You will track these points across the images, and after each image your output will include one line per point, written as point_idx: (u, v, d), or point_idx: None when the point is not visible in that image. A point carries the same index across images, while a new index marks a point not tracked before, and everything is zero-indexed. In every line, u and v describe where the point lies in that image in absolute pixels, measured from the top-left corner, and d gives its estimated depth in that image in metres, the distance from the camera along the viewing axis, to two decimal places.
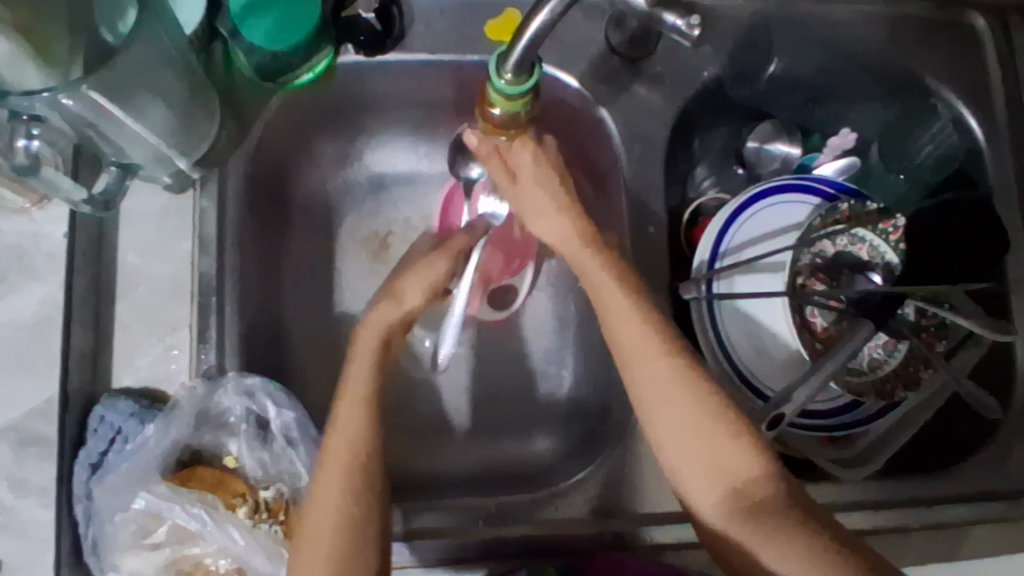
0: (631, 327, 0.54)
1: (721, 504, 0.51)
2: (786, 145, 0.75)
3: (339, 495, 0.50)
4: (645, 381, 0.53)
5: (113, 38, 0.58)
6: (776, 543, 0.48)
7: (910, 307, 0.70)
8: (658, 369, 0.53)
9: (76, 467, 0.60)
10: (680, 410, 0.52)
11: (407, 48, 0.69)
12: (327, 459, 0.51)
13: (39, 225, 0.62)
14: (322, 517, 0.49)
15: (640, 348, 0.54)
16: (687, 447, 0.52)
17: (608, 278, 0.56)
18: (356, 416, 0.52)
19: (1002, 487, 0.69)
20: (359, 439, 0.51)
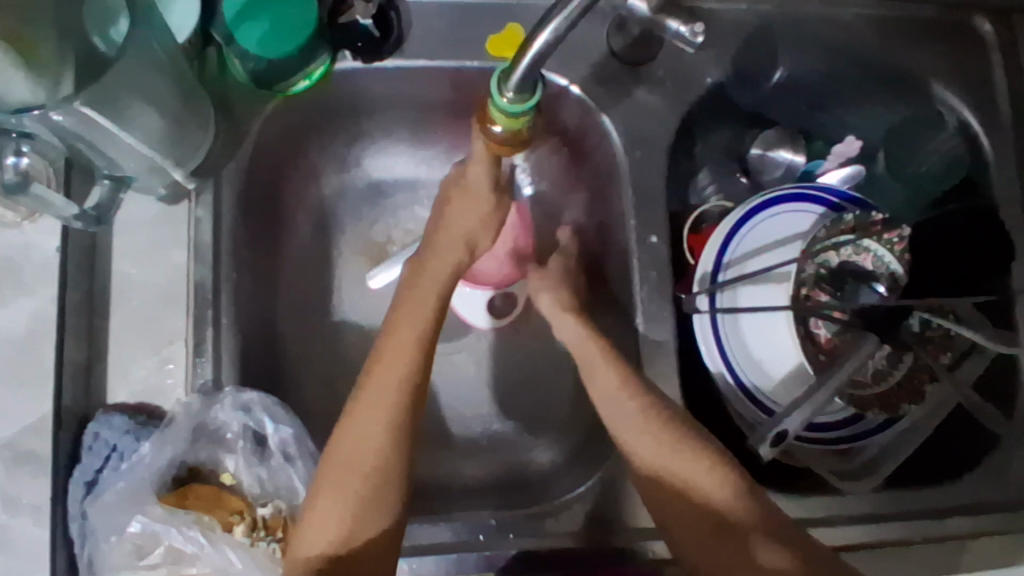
0: (604, 378, 0.60)
1: (703, 526, 0.55)
2: (790, 153, 0.73)
3: (370, 460, 0.53)
4: (617, 420, 0.59)
5: (104, 47, 0.56)
6: (757, 554, 0.52)
7: (915, 318, 0.68)
8: (630, 414, 0.58)
9: (71, 485, 0.59)
10: (654, 450, 0.57)
11: (405, 53, 0.68)
12: (360, 415, 0.54)
13: (30, 237, 0.61)
14: (346, 478, 0.53)
15: (607, 389, 0.60)
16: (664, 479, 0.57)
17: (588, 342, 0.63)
18: (393, 388, 0.55)
19: (1006, 498, 0.68)
20: (395, 411, 0.54)
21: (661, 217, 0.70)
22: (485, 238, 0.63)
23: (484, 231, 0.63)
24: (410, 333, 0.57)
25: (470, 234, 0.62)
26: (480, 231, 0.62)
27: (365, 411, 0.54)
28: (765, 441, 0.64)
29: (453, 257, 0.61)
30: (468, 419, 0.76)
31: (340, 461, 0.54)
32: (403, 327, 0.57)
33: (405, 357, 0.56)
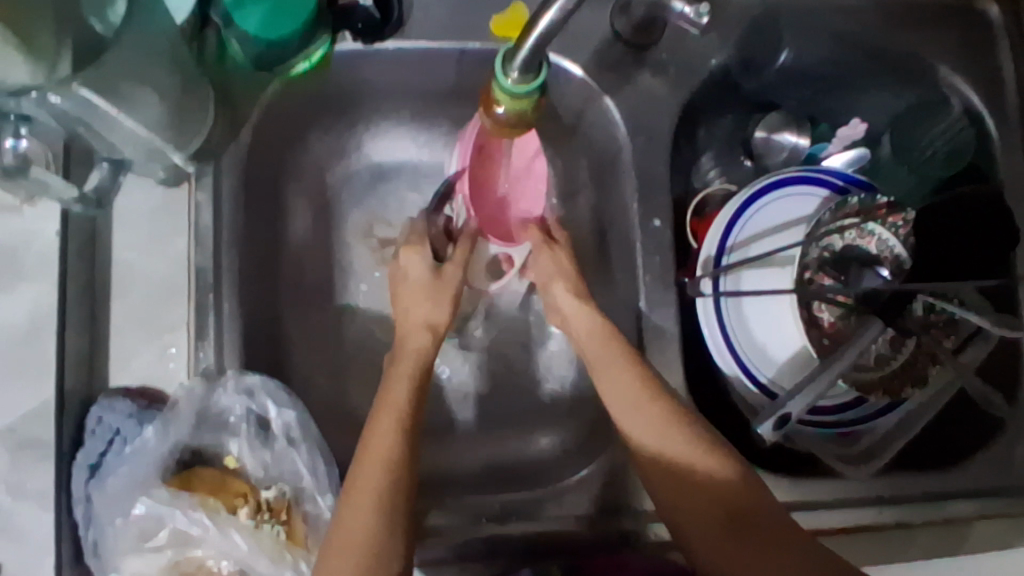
0: (621, 380, 0.58)
1: (703, 523, 0.53)
2: (795, 135, 0.72)
3: (367, 535, 0.49)
4: (618, 401, 0.58)
5: (101, 29, 0.54)
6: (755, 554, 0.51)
7: (919, 301, 0.68)
8: (633, 396, 0.57)
9: (75, 469, 0.59)
10: (671, 452, 0.55)
11: (405, 35, 0.67)
12: (357, 488, 0.51)
13: (29, 224, 0.60)
14: (345, 555, 0.49)
15: (612, 373, 0.59)
16: (678, 481, 0.55)
17: (603, 341, 0.61)
18: (384, 463, 0.52)
19: (1009, 484, 0.68)
20: (391, 486, 0.51)
21: (665, 202, 0.69)
22: (444, 316, 0.64)
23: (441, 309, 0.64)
24: (393, 416, 0.55)
25: (431, 320, 0.63)
26: (435, 309, 0.64)
27: (360, 490, 0.51)
28: (767, 424, 0.63)
29: (419, 342, 0.61)
30: (471, 404, 0.75)
31: (338, 540, 0.49)
32: (386, 411, 0.55)
33: (389, 440, 0.53)
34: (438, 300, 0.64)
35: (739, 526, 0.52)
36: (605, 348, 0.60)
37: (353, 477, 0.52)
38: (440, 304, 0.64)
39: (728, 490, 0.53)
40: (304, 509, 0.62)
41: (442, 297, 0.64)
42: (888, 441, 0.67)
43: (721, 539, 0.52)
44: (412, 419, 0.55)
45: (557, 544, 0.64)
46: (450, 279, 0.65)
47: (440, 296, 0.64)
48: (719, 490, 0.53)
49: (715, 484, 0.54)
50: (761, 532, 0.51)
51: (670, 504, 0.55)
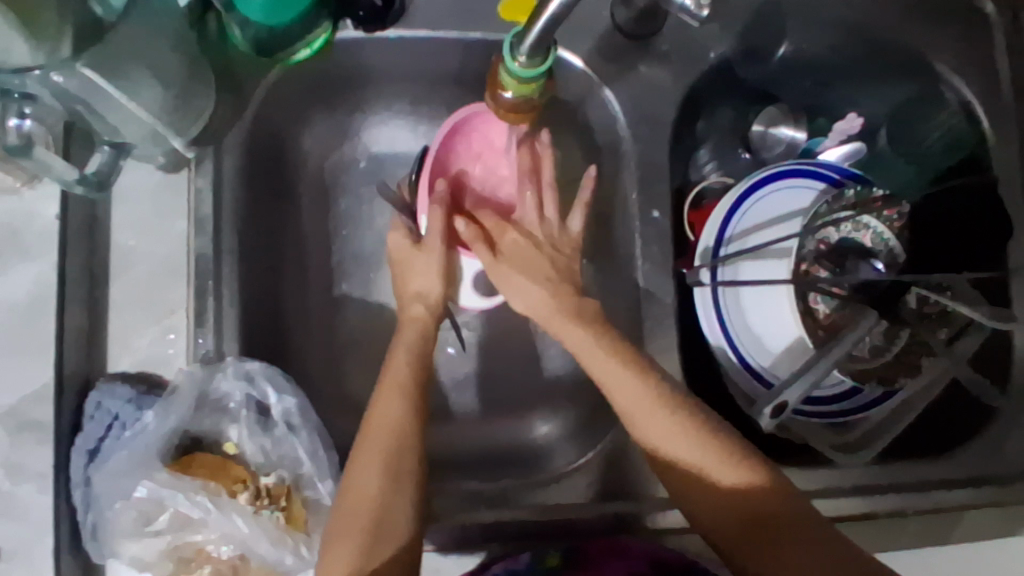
0: (623, 384, 0.56)
1: (724, 519, 0.53)
2: (792, 129, 0.73)
3: (373, 500, 0.51)
4: (625, 399, 0.56)
5: (103, 13, 0.54)
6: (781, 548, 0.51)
7: (913, 295, 0.69)
8: (637, 393, 0.55)
9: (74, 453, 0.59)
10: (684, 449, 0.54)
11: (407, 23, 0.67)
12: (363, 453, 0.53)
13: (29, 205, 0.61)
14: (352, 524, 0.51)
15: (613, 373, 0.56)
16: (697, 477, 0.54)
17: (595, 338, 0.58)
18: (390, 428, 0.54)
19: (999, 472, 0.69)
20: (398, 452, 0.53)
21: (664, 193, 0.70)
22: (437, 287, 0.63)
23: (434, 280, 0.63)
24: (402, 379, 0.56)
25: (433, 291, 0.62)
26: (434, 285, 0.62)
27: (364, 460, 0.53)
28: (765, 411, 0.64)
29: (416, 313, 0.61)
30: (470, 391, 0.75)
31: (344, 511, 0.51)
32: (388, 380, 0.56)
33: (394, 410, 0.54)
34: (432, 270, 0.62)
35: (760, 519, 0.52)
36: (598, 347, 0.57)
37: (360, 439, 0.54)
38: (437, 272, 0.62)
39: (745, 483, 0.53)
40: (305, 495, 0.62)
41: (435, 263, 0.62)
42: (881, 431, 0.69)
43: (742, 533, 0.52)
44: (420, 389, 0.56)
45: (555, 530, 0.64)
46: (432, 245, 0.62)
47: (437, 261, 0.62)
48: (739, 483, 0.53)
49: (731, 476, 0.53)
50: (780, 523, 0.52)
51: (690, 499, 0.54)
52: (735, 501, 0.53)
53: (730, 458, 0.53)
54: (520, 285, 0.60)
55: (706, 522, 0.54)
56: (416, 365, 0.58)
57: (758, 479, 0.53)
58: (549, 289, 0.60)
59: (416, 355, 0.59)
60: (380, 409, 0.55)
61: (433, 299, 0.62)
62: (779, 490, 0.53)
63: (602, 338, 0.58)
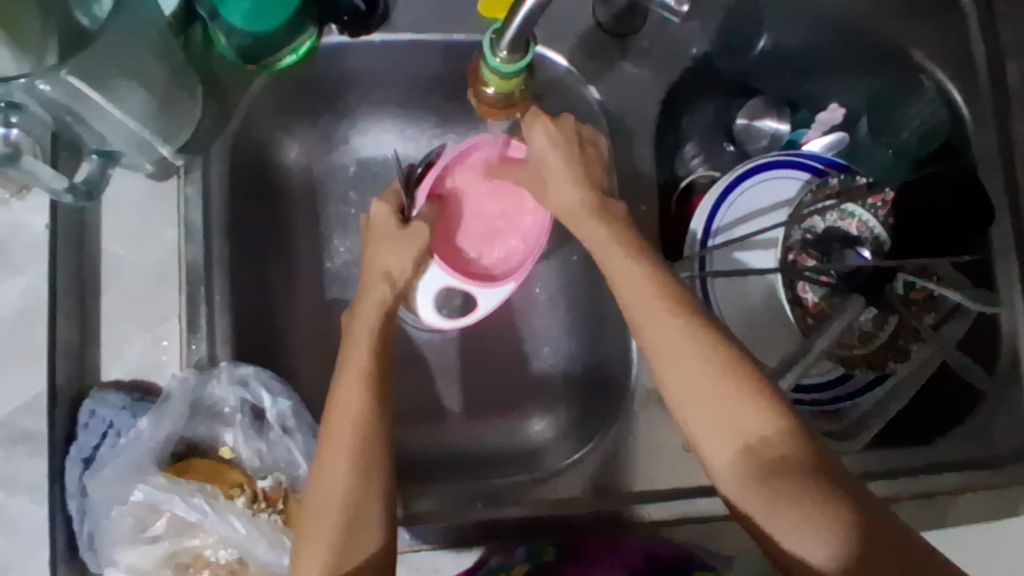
0: (662, 330, 0.52)
1: (732, 463, 0.50)
2: (775, 121, 0.75)
3: (337, 500, 0.51)
4: (635, 301, 0.54)
5: (88, 24, 0.55)
6: (787, 508, 0.47)
7: (899, 280, 0.70)
8: (648, 298, 0.53)
9: (70, 462, 0.60)
10: (694, 367, 0.51)
11: (390, 28, 0.67)
12: (327, 456, 0.52)
13: (17, 215, 0.62)
14: (322, 525, 0.50)
15: (633, 286, 0.54)
16: (728, 444, 0.50)
17: (639, 288, 0.54)
18: (352, 427, 0.52)
19: (989, 454, 0.70)
20: (361, 454, 0.52)
21: (649, 187, 0.71)
22: (406, 263, 0.60)
23: (404, 256, 0.60)
24: (358, 367, 0.54)
25: (389, 267, 0.60)
26: (396, 262, 0.60)
27: (332, 455, 0.52)
28: None
29: (381, 294, 0.58)
30: (460, 390, 0.76)
31: (314, 506, 0.51)
32: (349, 375, 0.54)
33: (354, 402, 0.53)
34: (402, 253, 0.60)
35: (780, 498, 0.48)
36: (641, 284, 0.54)
37: (321, 440, 0.53)
38: (405, 253, 0.60)
39: (769, 430, 0.49)
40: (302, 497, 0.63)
41: (406, 246, 0.60)
42: (874, 416, 0.69)
43: (765, 487, 0.48)
44: (376, 369, 0.55)
45: (550, 526, 0.64)
46: (416, 228, 0.61)
47: (405, 245, 0.60)
48: (755, 428, 0.49)
49: (752, 414, 0.49)
50: (798, 492, 0.47)
51: (718, 461, 0.50)
52: (756, 465, 0.49)
53: (776, 423, 0.49)
54: (559, 188, 0.60)
55: (713, 464, 0.51)
56: (371, 348, 0.56)
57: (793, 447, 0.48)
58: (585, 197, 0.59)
59: (375, 340, 0.56)
60: (342, 405, 0.53)
61: (400, 271, 0.60)
62: (821, 462, 0.48)
63: (647, 280, 0.54)
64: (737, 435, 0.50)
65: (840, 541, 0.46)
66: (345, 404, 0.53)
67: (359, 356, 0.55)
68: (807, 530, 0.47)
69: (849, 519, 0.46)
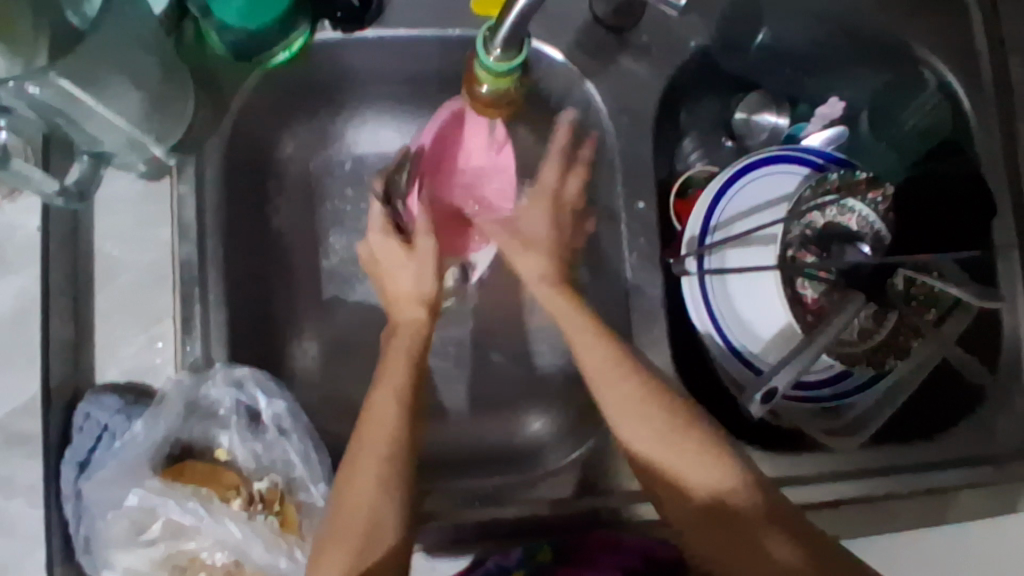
0: (614, 391, 0.56)
1: (693, 513, 0.53)
2: (774, 116, 0.75)
3: (368, 509, 0.51)
4: (588, 363, 0.57)
5: (78, 21, 0.55)
6: (747, 544, 0.50)
7: (899, 276, 0.69)
8: (598, 355, 0.57)
9: (64, 466, 0.60)
10: (646, 421, 0.54)
11: (385, 23, 0.66)
12: (357, 467, 0.52)
13: (10, 217, 0.61)
14: (347, 530, 0.50)
15: (588, 346, 0.57)
16: (690, 497, 0.53)
17: (596, 346, 0.57)
18: (386, 438, 0.53)
19: (990, 451, 0.69)
20: (389, 463, 0.52)
21: (649, 184, 0.70)
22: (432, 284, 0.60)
23: (426, 282, 0.60)
24: (392, 386, 0.55)
25: (420, 293, 0.60)
26: (419, 286, 0.60)
27: (361, 464, 0.52)
28: (754, 398, 0.65)
29: (413, 320, 0.59)
30: (458, 387, 0.75)
31: (342, 514, 0.51)
32: (382, 390, 0.55)
33: (390, 415, 0.53)
34: (421, 270, 0.60)
35: (747, 539, 0.50)
36: (597, 350, 0.57)
37: (349, 456, 0.53)
38: (424, 277, 0.60)
39: (718, 471, 0.52)
40: (298, 498, 0.62)
41: (422, 266, 0.60)
42: (871, 414, 0.69)
43: (723, 530, 0.51)
44: (411, 389, 0.56)
45: (547, 525, 0.63)
46: (423, 247, 0.60)
47: (423, 269, 0.60)
48: (706, 473, 0.52)
49: (702, 455, 0.53)
50: (758, 532, 0.50)
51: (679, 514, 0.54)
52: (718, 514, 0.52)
53: (724, 462, 0.52)
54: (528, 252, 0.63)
55: (675, 515, 0.54)
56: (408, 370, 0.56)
57: (744, 492, 0.51)
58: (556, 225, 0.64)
59: (412, 365, 0.57)
60: (376, 417, 0.53)
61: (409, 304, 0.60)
62: (773, 505, 0.51)
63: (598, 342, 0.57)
64: (695, 488, 0.53)
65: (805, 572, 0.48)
66: (378, 417, 0.53)
67: (399, 374, 0.56)
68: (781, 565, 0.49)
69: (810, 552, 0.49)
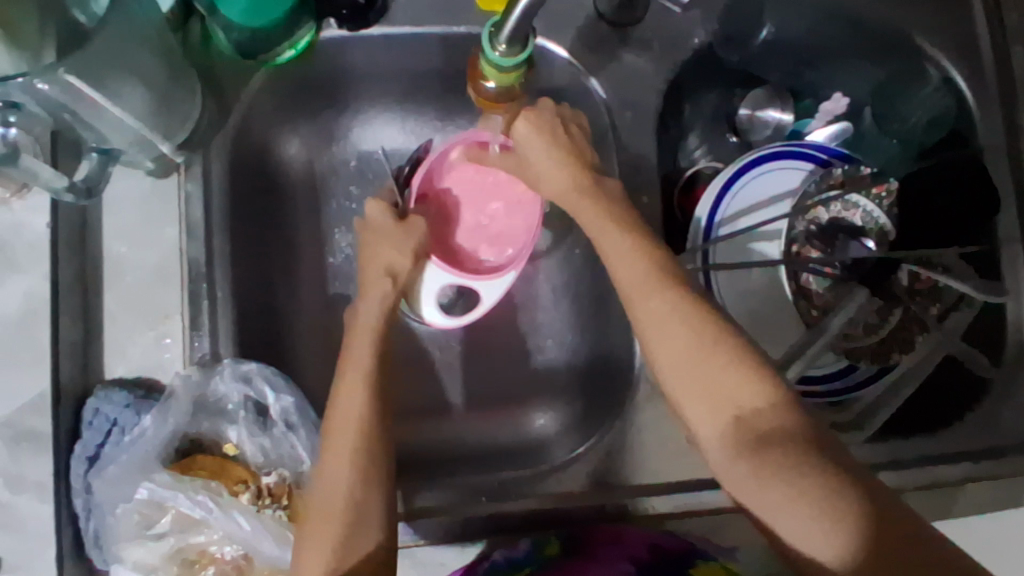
0: (652, 300, 0.53)
1: (722, 434, 0.50)
2: (779, 111, 0.75)
3: (344, 498, 0.51)
4: (622, 273, 0.54)
5: (87, 20, 0.54)
6: (775, 477, 0.47)
7: (904, 271, 0.70)
8: (633, 265, 0.54)
9: (73, 460, 0.61)
10: (680, 334, 0.51)
11: (390, 21, 0.67)
12: (332, 454, 0.52)
13: (19, 216, 0.62)
14: (326, 518, 0.50)
15: (623, 257, 0.55)
16: (720, 415, 0.50)
17: (633, 259, 0.54)
18: (356, 426, 0.52)
19: (996, 446, 0.68)
20: (362, 448, 0.52)
21: (652, 179, 0.70)
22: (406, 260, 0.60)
23: (404, 256, 0.60)
24: (357, 369, 0.54)
25: (394, 263, 0.59)
26: (396, 255, 0.60)
27: (335, 452, 0.52)
28: None
29: (383, 287, 0.58)
30: (464, 384, 0.76)
31: (320, 506, 0.51)
32: (349, 375, 0.54)
33: (359, 396, 0.53)
34: (403, 245, 0.60)
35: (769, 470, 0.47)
36: (634, 262, 0.54)
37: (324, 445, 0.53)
38: (407, 242, 0.60)
39: (751, 395, 0.49)
40: (306, 492, 0.63)
41: (410, 239, 0.61)
42: (875, 411, 0.68)
43: (751, 461, 0.48)
44: (377, 361, 0.55)
45: (553, 518, 0.63)
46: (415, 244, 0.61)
47: (408, 235, 0.61)
48: (740, 392, 0.49)
49: (741, 376, 0.49)
50: (788, 468, 0.47)
51: (706, 431, 0.50)
52: (746, 437, 0.48)
53: (764, 386, 0.49)
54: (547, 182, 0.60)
55: (701, 435, 0.51)
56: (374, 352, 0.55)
57: (784, 423, 0.48)
58: (573, 180, 0.58)
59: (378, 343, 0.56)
60: (343, 402, 0.53)
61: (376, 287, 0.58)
62: (816, 438, 0.48)
63: (639, 259, 0.54)
64: (727, 407, 0.50)
65: (835, 517, 0.45)
66: (345, 402, 0.53)
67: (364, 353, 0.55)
68: (812, 502, 0.46)
69: (847, 498, 0.45)
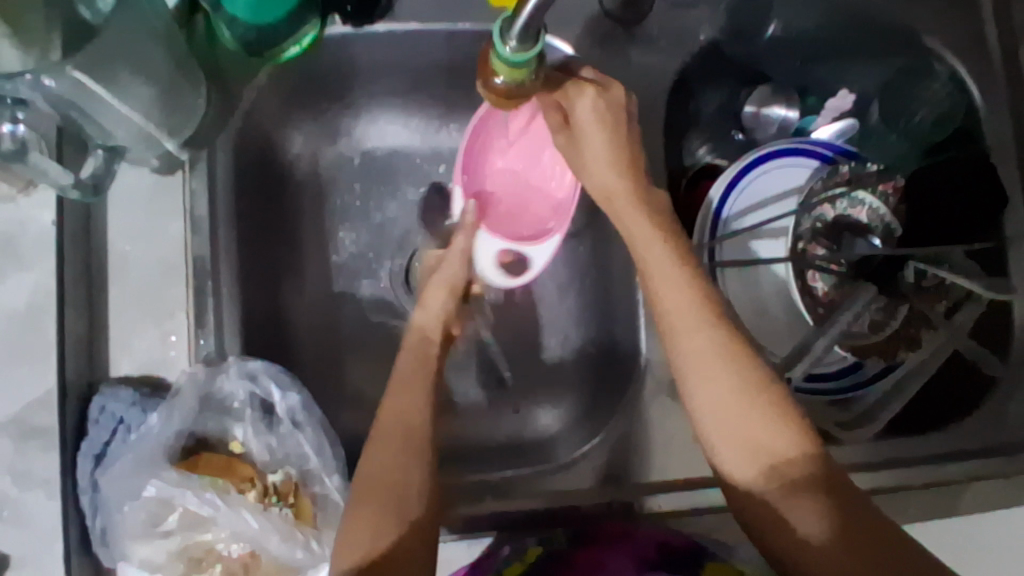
0: (698, 341, 0.52)
1: (752, 471, 0.50)
2: (784, 108, 0.74)
3: (391, 479, 0.50)
4: (665, 299, 0.54)
5: (90, 16, 0.53)
6: (798, 522, 0.48)
7: (910, 268, 0.69)
8: (677, 290, 0.54)
9: (80, 458, 0.60)
10: (718, 367, 0.51)
11: (395, 17, 0.67)
12: (379, 437, 0.52)
13: (24, 211, 0.61)
14: (379, 498, 0.49)
15: (665, 283, 0.54)
16: (751, 456, 0.50)
17: (675, 281, 0.54)
18: (408, 411, 0.53)
19: (1002, 442, 0.68)
20: (414, 430, 0.52)
21: (658, 175, 0.70)
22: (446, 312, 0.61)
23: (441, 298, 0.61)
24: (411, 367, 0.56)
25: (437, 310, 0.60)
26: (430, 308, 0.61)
27: (380, 438, 0.52)
28: None
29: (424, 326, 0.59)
30: (470, 381, 0.76)
31: (364, 489, 0.50)
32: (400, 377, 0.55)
33: (412, 391, 0.54)
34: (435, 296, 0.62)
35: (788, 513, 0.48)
36: (676, 286, 0.54)
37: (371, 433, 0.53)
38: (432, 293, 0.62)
39: (786, 439, 0.50)
40: (313, 491, 0.63)
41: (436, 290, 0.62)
42: (880, 409, 0.69)
43: (777, 504, 0.49)
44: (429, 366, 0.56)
45: (561, 515, 0.63)
46: (444, 276, 0.63)
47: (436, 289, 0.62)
48: (775, 435, 0.50)
49: (777, 416, 0.50)
50: (812, 514, 0.48)
51: (734, 466, 0.51)
52: (778, 482, 0.49)
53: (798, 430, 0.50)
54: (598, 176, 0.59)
55: (730, 469, 0.51)
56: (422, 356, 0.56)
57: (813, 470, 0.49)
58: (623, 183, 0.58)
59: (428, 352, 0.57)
60: (395, 394, 0.54)
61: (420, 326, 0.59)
62: (840, 488, 0.49)
63: (688, 290, 0.54)
64: (762, 453, 0.50)
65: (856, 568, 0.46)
66: (400, 395, 0.54)
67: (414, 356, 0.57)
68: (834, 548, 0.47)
69: (869, 550, 0.46)
